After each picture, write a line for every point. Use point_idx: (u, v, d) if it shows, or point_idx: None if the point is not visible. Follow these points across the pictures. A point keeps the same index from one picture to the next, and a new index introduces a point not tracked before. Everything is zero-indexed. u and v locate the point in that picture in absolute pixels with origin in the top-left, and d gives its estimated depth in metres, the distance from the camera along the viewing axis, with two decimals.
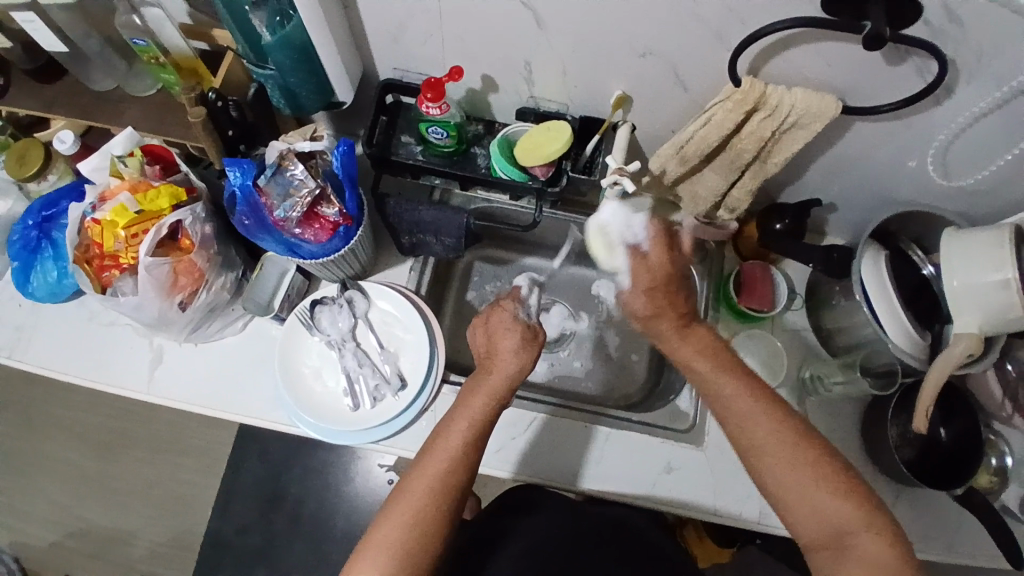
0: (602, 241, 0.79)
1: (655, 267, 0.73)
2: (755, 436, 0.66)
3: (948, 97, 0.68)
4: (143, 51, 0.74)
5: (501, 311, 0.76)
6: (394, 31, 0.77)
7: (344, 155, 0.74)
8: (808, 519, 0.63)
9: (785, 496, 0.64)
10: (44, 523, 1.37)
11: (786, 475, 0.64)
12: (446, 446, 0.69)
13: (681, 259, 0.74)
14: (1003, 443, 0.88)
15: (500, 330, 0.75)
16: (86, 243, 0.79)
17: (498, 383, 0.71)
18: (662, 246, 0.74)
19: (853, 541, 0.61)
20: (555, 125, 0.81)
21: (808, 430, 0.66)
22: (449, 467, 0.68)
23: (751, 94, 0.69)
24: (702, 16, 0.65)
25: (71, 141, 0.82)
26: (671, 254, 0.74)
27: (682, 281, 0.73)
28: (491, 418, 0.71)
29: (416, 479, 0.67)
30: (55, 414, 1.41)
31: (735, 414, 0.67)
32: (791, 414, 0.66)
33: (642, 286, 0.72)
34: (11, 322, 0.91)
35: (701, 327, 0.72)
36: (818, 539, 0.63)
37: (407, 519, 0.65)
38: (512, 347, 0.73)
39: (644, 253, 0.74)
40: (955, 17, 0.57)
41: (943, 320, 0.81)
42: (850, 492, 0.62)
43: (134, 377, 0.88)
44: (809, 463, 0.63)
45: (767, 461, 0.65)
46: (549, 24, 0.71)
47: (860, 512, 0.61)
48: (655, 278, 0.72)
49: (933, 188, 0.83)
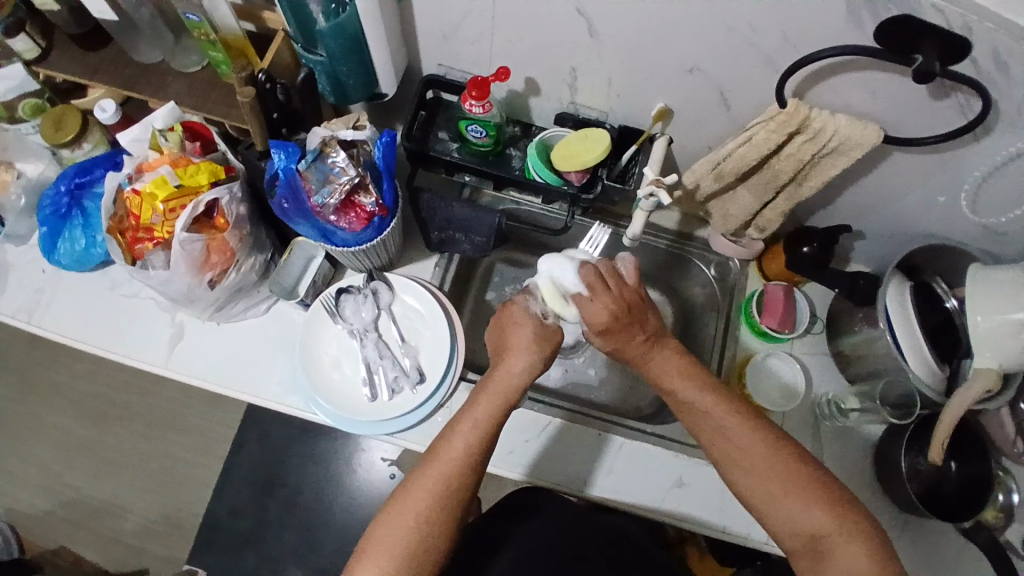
0: (557, 295, 0.74)
1: (600, 312, 0.71)
2: (723, 448, 0.67)
3: (987, 136, 0.68)
4: (195, 27, 0.74)
5: (513, 307, 0.75)
6: (446, 28, 0.78)
7: (386, 146, 0.75)
8: (784, 527, 0.64)
9: (760, 502, 0.65)
10: (39, 491, 1.36)
11: (757, 480, 0.65)
12: (450, 450, 0.68)
13: (631, 289, 0.73)
14: (1011, 481, 0.88)
15: (512, 327, 0.74)
16: (121, 214, 0.79)
17: (505, 382, 0.71)
18: (600, 290, 0.71)
19: (830, 548, 0.62)
20: (594, 133, 0.81)
21: (781, 436, 0.67)
22: (457, 468, 0.67)
23: (796, 116, 0.69)
24: (754, 36, 0.66)
25: (112, 111, 0.83)
26: (613, 294, 0.72)
27: (641, 312, 0.72)
28: (501, 418, 0.70)
29: (420, 479, 0.67)
30: (59, 381, 1.41)
31: (706, 426, 0.69)
32: (765, 420, 0.68)
33: (597, 327, 0.72)
34: (32, 285, 0.91)
35: (668, 346, 0.73)
36: (799, 545, 0.64)
37: (410, 519, 0.65)
38: (522, 346, 0.72)
39: (587, 300, 0.72)
40: (1001, 60, 0.58)
41: (962, 355, 0.82)
42: (829, 496, 0.63)
43: (153, 351, 0.88)
44: (784, 473, 0.64)
45: (739, 471, 0.66)
46: (600, 33, 0.72)
47: (837, 517, 0.62)
48: (604, 318, 0.71)
49: (962, 224, 0.83)
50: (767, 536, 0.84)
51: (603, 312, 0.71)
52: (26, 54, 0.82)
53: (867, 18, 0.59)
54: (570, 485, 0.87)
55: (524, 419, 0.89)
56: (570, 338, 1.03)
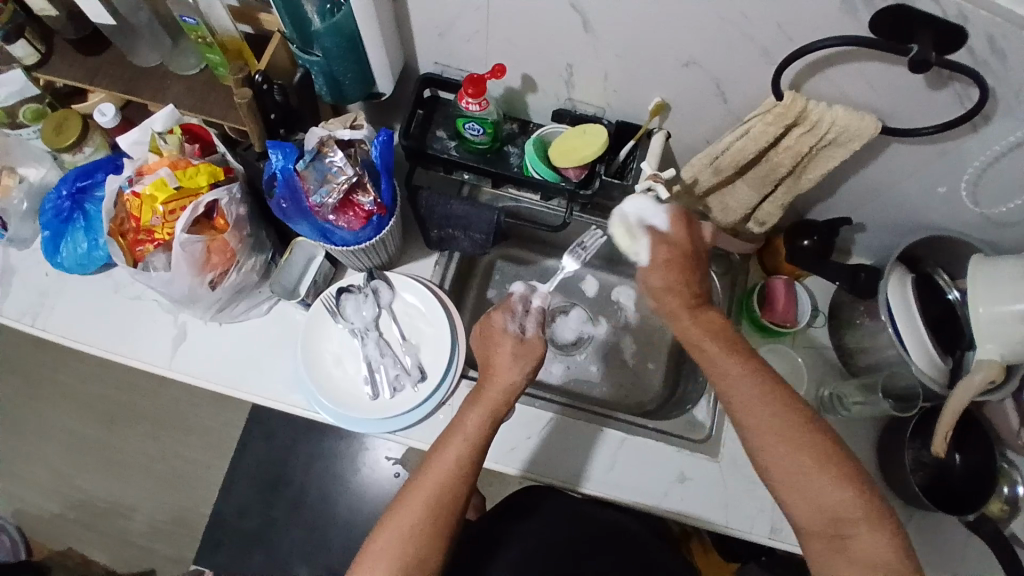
0: (624, 227, 0.75)
1: (679, 243, 0.72)
2: (758, 419, 0.65)
3: (987, 125, 0.68)
4: (192, 29, 0.76)
5: (493, 323, 0.73)
6: (443, 27, 0.78)
7: (383, 145, 0.75)
8: (808, 507, 0.63)
9: (786, 483, 0.63)
10: (47, 492, 1.37)
11: (788, 459, 0.63)
12: (440, 464, 0.67)
13: (700, 241, 0.74)
14: (1017, 473, 0.87)
15: (494, 342, 0.73)
16: (122, 216, 0.80)
17: (496, 396, 0.70)
18: (681, 224, 0.73)
19: (852, 532, 0.61)
20: (591, 128, 0.81)
21: (809, 414, 0.65)
22: (447, 481, 0.67)
23: (792, 109, 0.69)
24: (750, 29, 0.65)
25: (112, 114, 0.83)
26: (690, 235, 0.73)
27: (699, 261, 0.73)
28: (490, 431, 0.69)
29: (413, 491, 0.66)
30: (65, 383, 1.42)
31: (738, 398, 0.66)
32: (794, 396, 0.66)
33: (662, 260, 0.71)
34: (37, 288, 0.91)
35: (710, 309, 0.71)
36: (818, 528, 0.63)
37: (405, 532, 0.65)
38: (505, 363, 0.71)
39: (665, 232, 0.73)
40: (999, 47, 0.58)
41: (965, 346, 0.82)
42: (852, 483, 0.62)
43: (157, 352, 0.89)
44: (818, 452, 0.63)
45: (771, 442, 0.64)
46: (595, 28, 0.72)
47: (860, 503, 0.61)
48: (672, 254, 0.71)
49: (963, 214, 0.83)
50: (771, 531, 0.84)
51: (679, 247, 0.71)
52: (27, 59, 0.83)
53: (862, 8, 0.59)
54: (569, 482, 0.86)
55: (525, 416, 0.89)
56: (570, 336, 1.05)
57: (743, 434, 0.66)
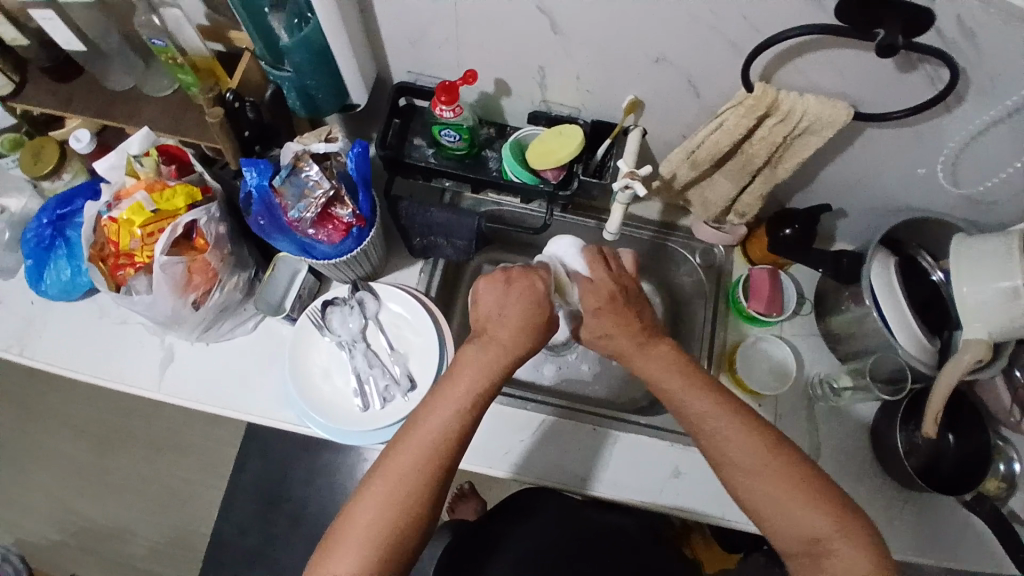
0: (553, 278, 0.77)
1: (601, 289, 0.72)
2: (724, 453, 0.65)
3: (959, 105, 0.68)
4: (161, 51, 0.75)
5: (537, 282, 0.69)
6: (413, 36, 0.78)
7: (359, 157, 0.75)
8: (785, 531, 0.62)
9: (762, 509, 0.63)
10: (47, 521, 1.37)
11: (757, 489, 0.63)
12: (435, 423, 0.65)
13: (628, 276, 0.75)
14: (1012, 450, 0.88)
15: (522, 306, 0.69)
16: (101, 242, 0.80)
17: (504, 357, 0.68)
18: (598, 266, 0.74)
19: (830, 548, 0.61)
20: (567, 128, 0.81)
21: (778, 439, 0.65)
22: (442, 445, 0.64)
23: (764, 100, 0.69)
24: (718, 23, 0.65)
25: (87, 140, 0.83)
26: (610, 272, 0.74)
27: (630, 297, 0.73)
28: (490, 393, 0.68)
29: (405, 453, 0.64)
30: (59, 410, 1.42)
31: (703, 429, 0.66)
32: (759, 421, 0.66)
33: (591, 308, 0.71)
34: (22, 317, 0.91)
35: (664, 343, 0.71)
36: (795, 547, 0.62)
37: (397, 497, 0.62)
38: (526, 328, 0.68)
39: (589, 277, 0.73)
40: (965, 27, 0.58)
41: (952, 327, 0.81)
42: (826, 501, 0.61)
43: (145, 375, 0.89)
44: (788, 475, 0.63)
45: (738, 475, 0.64)
46: (563, 29, 0.72)
47: (835, 518, 0.61)
48: (601, 301, 0.71)
49: (942, 195, 0.83)
50: None
51: (602, 291, 0.71)
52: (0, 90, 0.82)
53: None
54: (564, 483, 0.86)
55: (517, 420, 0.89)
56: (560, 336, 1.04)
57: (715, 465, 0.66)
